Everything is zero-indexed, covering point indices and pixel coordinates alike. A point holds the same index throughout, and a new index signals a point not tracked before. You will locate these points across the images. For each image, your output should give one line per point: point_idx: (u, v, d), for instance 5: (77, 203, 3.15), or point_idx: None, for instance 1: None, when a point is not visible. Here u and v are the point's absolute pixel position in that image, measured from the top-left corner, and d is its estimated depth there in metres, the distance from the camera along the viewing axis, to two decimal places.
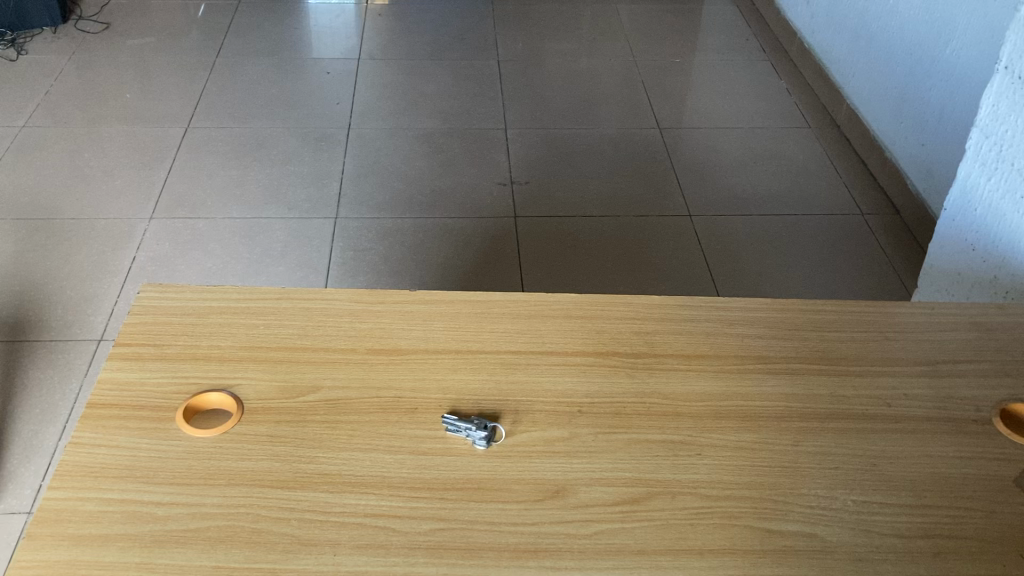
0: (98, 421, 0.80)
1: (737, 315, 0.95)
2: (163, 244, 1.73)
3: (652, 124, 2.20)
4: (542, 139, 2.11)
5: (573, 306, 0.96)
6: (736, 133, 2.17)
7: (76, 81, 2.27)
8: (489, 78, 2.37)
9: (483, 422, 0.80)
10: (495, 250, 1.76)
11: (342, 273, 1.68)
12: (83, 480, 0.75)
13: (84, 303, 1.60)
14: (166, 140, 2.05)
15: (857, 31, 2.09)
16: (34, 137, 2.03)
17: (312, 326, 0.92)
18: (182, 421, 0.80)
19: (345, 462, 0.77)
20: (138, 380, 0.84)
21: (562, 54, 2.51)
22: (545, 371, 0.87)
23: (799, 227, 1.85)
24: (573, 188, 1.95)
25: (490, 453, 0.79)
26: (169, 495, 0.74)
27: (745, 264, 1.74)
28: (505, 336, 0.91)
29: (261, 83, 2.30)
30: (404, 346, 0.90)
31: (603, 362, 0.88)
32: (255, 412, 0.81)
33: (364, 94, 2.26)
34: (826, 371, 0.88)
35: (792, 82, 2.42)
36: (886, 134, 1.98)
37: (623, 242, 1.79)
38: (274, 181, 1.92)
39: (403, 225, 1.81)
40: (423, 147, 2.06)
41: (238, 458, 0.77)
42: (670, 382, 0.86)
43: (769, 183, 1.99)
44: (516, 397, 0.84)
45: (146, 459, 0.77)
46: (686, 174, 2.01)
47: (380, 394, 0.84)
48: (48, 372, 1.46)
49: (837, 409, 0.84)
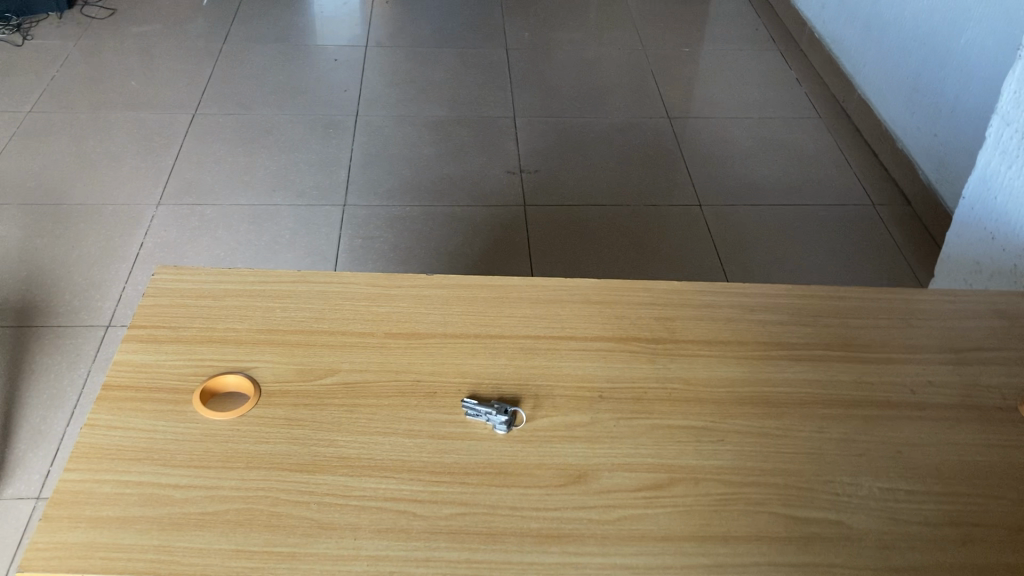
0: (114, 402, 0.79)
1: (758, 302, 0.94)
2: (171, 230, 1.73)
3: (662, 113, 2.18)
4: (550, 127, 2.10)
5: (592, 291, 0.95)
6: (746, 123, 2.15)
7: (82, 66, 2.25)
8: (497, 66, 2.36)
9: (504, 407, 0.79)
10: (504, 239, 1.75)
11: (350, 259, 1.67)
12: (99, 462, 0.74)
13: (91, 289, 1.59)
14: (174, 126, 2.04)
15: (870, 21, 2.07)
16: (40, 123, 2.02)
17: (329, 309, 0.90)
18: (199, 403, 0.79)
19: (364, 445, 0.76)
20: (154, 362, 0.83)
21: (570, 42, 2.49)
22: (565, 356, 0.86)
23: (810, 217, 1.84)
24: (582, 176, 1.94)
25: (511, 438, 0.78)
26: (187, 477, 0.73)
27: (756, 254, 1.73)
28: (524, 320, 0.90)
29: (268, 70, 2.28)
30: (422, 329, 0.89)
31: (623, 347, 0.87)
32: (272, 395, 0.81)
33: (371, 81, 2.25)
34: (849, 357, 0.88)
35: (803, 72, 2.40)
36: (897, 124, 1.97)
37: (633, 231, 1.78)
38: (282, 168, 1.91)
39: (411, 213, 1.80)
40: (432, 135, 2.05)
41: (257, 440, 0.76)
42: (691, 367, 0.85)
43: (780, 172, 1.98)
44: (536, 382, 0.83)
45: (163, 442, 0.76)
46: (696, 163, 2.00)
47: (399, 377, 0.83)
48: (56, 357, 1.45)
49: (860, 396, 0.83)
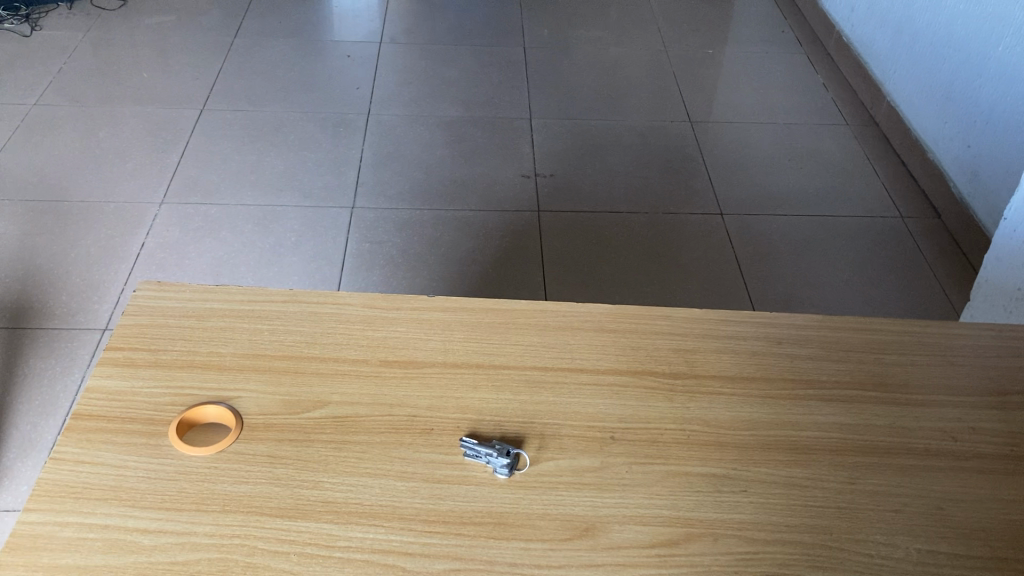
0: (83, 434, 0.73)
1: (785, 334, 0.87)
2: (173, 230, 1.67)
3: (683, 117, 2.11)
4: (567, 130, 2.03)
5: (605, 318, 0.88)
6: (770, 129, 2.08)
7: (91, 58, 2.20)
8: (515, 65, 2.29)
9: (506, 448, 0.72)
10: (517, 246, 1.68)
11: (356, 265, 1.61)
12: (62, 501, 0.68)
13: (89, 290, 1.53)
14: (182, 122, 1.98)
15: (902, 25, 1.99)
16: (45, 116, 1.96)
17: (321, 333, 0.84)
18: (175, 437, 0.73)
19: (353, 488, 0.70)
20: (130, 389, 0.77)
21: (590, 42, 2.42)
22: (575, 392, 0.79)
23: (837, 229, 1.76)
24: (599, 182, 1.86)
25: (512, 484, 0.71)
26: (156, 521, 0.67)
27: (781, 268, 1.65)
28: (531, 350, 0.83)
29: (280, 65, 2.22)
30: (420, 358, 0.82)
31: (638, 382, 0.80)
32: (255, 429, 0.74)
33: (384, 79, 2.19)
34: (884, 398, 0.80)
35: (830, 77, 2.32)
36: (928, 133, 1.88)
37: (651, 240, 1.70)
38: (291, 167, 1.85)
39: (421, 217, 1.73)
40: (445, 136, 1.98)
41: (235, 481, 0.70)
42: (712, 407, 0.78)
43: (805, 181, 1.90)
44: (542, 420, 0.76)
45: (134, 480, 0.70)
46: (718, 170, 1.92)
47: (394, 412, 0.76)
48: (50, 362, 1.40)
49: (896, 442, 0.76)
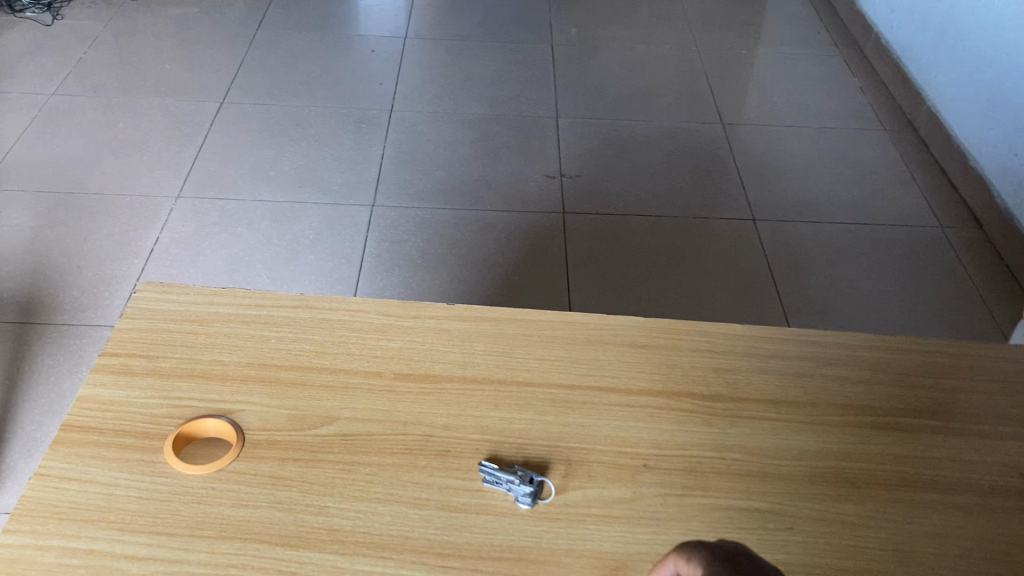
0: (72, 448, 0.67)
1: (833, 353, 0.80)
2: (188, 225, 1.61)
3: (715, 118, 2.04)
4: (595, 130, 1.96)
5: (637, 332, 0.81)
6: (805, 133, 2.00)
7: (112, 48, 2.16)
8: (542, 63, 2.22)
9: (528, 475, 0.66)
10: (541, 248, 1.61)
11: (375, 265, 1.55)
12: (45, 522, 0.62)
13: (99, 285, 1.48)
14: (201, 115, 1.93)
15: (944, 28, 1.91)
16: (63, 106, 1.92)
17: (331, 342, 0.78)
18: (171, 453, 0.67)
19: (361, 515, 0.64)
20: (124, 399, 0.71)
21: (619, 40, 2.35)
22: (605, 413, 0.73)
23: (875, 237, 1.69)
24: (627, 184, 1.80)
25: (535, 515, 0.65)
26: (147, 546, 0.61)
27: (817, 278, 1.58)
28: (558, 366, 0.77)
29: (303, 58, 2.17)
30: (437, 371, 0.76)
31: (673, 404, 0.74)
32: (256, 446, 0.68)
33: (408, 74, 2.13)
34: (943, 429, 0.74)
35: (867, 79, 2.24)
36: (970, 139, 1.81)
37: (681, 245, 1.63)
38: (311, 163, 1.80)
39: (443, 217, 1.67)
40: (469, 134, 1.92)
41: (233, 504, 0.64)
42: (755, 433, 0.72)
43: (841, 187, 1.82)
44: (569, 444, 0.70)
45: (124, 500, 0.64)
46: (751, 174, 1.85)
47: (408, 431, 0.70)
48: (58, 359, 1.35)
49: (955, 477, 0.69)
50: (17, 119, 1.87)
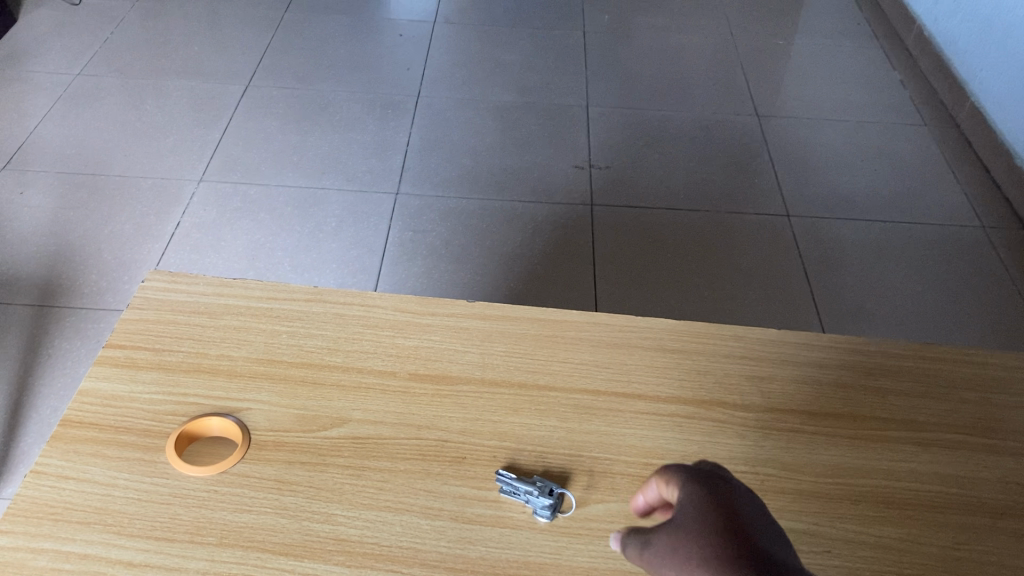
0: (71, 444, 0.64)
1: (876, 363, 0.75)
2: (210, 210, 1.59)
3: (750, 111, 1.98)
4: (626, 120, 1.91)
5: (666, 335, 0.77)
6: (842, 127, 1.94)
7: (139, 28, 2.13)
8: (573, 50, 2.17)
9: (548, 486, 0.62)
10: (567, 241, 1.57)
11: (397, 255, 1.51)
12: (38, 523, 0.59)
13: (119, 269, 1.46)
14: (227, 97, 1.90)
15: (992, 21, 1.84)
16: (88, 87, 1.90)
17: (344, 338, 0.75)
18: (173, 452, 0.64)
19: (369, 525, 0.60)
20: (127, 395, 0.68)
21: (653, 29, 2.29)
22: (631, 422, 0.69)
23: (914, 237, 1.63)
24: (657, 176, 1.75)
25: (553, 529, 0.61)
26: (143, 553, 0.58)
27: (853, 278, 1.52)
28: (582, 370, 0.73)
29: (330, 42, 2.13)
30: (454, 373, 0.72)
31: (703, 414, 0.70)
32: (262, 448, 0.65)
33: (436, 60, 2.09)
34: (994, 447, 0.69)
35: (907, 73, 2.17)
36: (1016, 136, 1.74)
37: (712, 240, 1.59)
38: (334, 150, 1.76)
39: (468, 207, 1.63)
40: (496, 122, 1.88)
41: (235, 509, 0.61)
42: (792, 448, 0.68)
43: (879, 184, 1.76)
44: (591, 454, 0.66)
45: (122, 502, 0.61)
46: (785, 169, 1.79)
47: (422, 435, 0.67)
48: (75, 343, 1.33)
49: (1006, 501, 0.65)
50: (43, 100, 1.85)
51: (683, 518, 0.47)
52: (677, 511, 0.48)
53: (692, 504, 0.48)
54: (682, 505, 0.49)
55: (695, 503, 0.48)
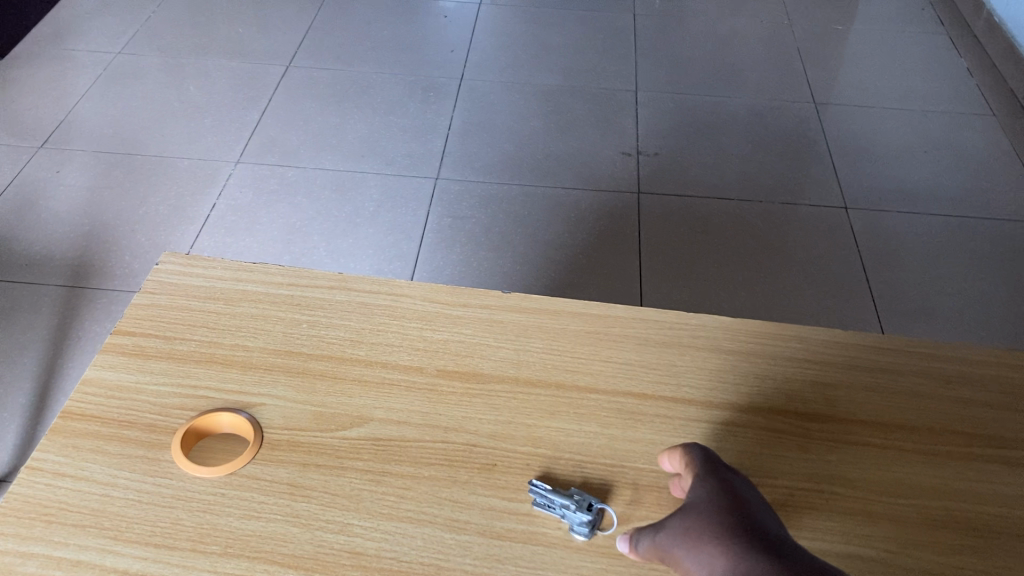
0: (71, 438, 0.59)
1: (954, 370, 0.68)
2: (246, 192, 1.54)
3: (807, 98, 1.89)
4: (676, 106, 1.83)
5: (721, 332, 0.70)
6: (905, 116, 1.84)
7: (181, 7, 2.10)
8: (622, 33, 2.09)
9: (586, 501, 0.56)
10: (611, 231, 1.50)
11: (434, 242, 1.46)
12: (29, 525, 0.54)
13: (152, 251, 1.42)
14: (267, 78, 1.85)
15: None
16: (128, 65, 1.87)
17: (369, 330, 0.69)
18: (180, 451, 0.59)
19: (388, 537, 0.55)
20: (134, 386, 0.63)
21: (706, 12, 2.20)
22: (680, 428, 0.62)
23: (981, 232, 1.53)
24: (708, 165, 1.67)
25: (591, 549, 0.55)
26: (140, 561, 0.53)
27: (916, 274, 1.44)
28: (626, 370, 0.67)
29: (374, 22, 2.08)
30: (486, 370, 0.66)
31: (761, 422, 0.63)
32: (275, 447, 0.60)
33: (480, 42, 2.02)
34: None
35: (975, 59, 2.06)
36: None
37: (766, 232, 1.50)
38: (374, 134, 1.71)
39: (509, 193, 1.56)
40: (541, 106, 1.81)
41: (243, 515, 0.56)
42: (861, 464, 0.61)
43: (944, 176, 1.66)
44: (635, 465, 0.60)
45: (121, 504, 0.56)
46: (843, 159, 1.70)
47: (450, 438, 0.61)
48: (105, 326, 1.29)
49: None
50: (83, 77, 1.82)
51: (697, 507, 0.46)
52: (692, 501, 0.47)
53: (709, 497, 0.47)
54: (697, 498, 0.47)
55: (711, 497, 0.47)
